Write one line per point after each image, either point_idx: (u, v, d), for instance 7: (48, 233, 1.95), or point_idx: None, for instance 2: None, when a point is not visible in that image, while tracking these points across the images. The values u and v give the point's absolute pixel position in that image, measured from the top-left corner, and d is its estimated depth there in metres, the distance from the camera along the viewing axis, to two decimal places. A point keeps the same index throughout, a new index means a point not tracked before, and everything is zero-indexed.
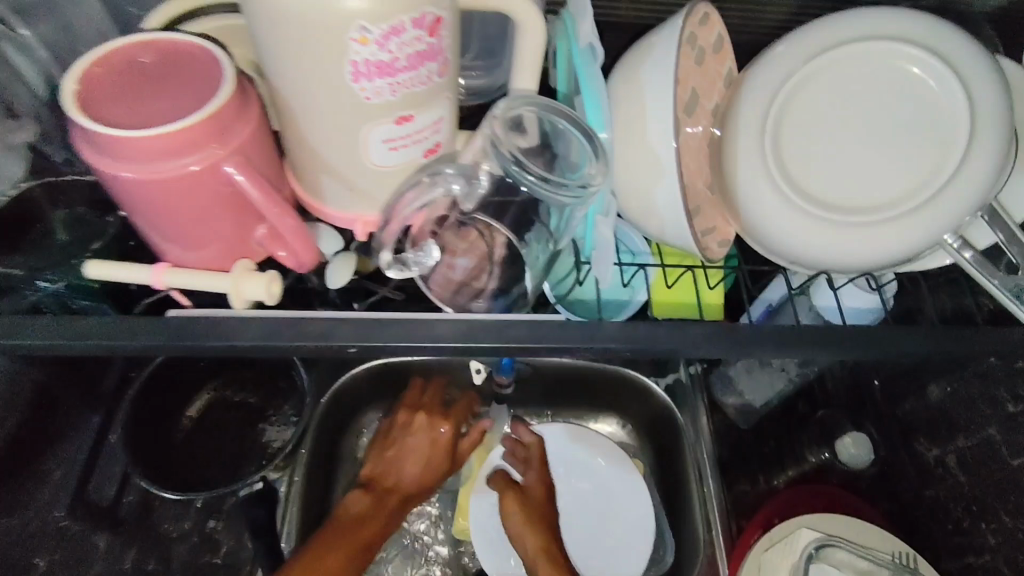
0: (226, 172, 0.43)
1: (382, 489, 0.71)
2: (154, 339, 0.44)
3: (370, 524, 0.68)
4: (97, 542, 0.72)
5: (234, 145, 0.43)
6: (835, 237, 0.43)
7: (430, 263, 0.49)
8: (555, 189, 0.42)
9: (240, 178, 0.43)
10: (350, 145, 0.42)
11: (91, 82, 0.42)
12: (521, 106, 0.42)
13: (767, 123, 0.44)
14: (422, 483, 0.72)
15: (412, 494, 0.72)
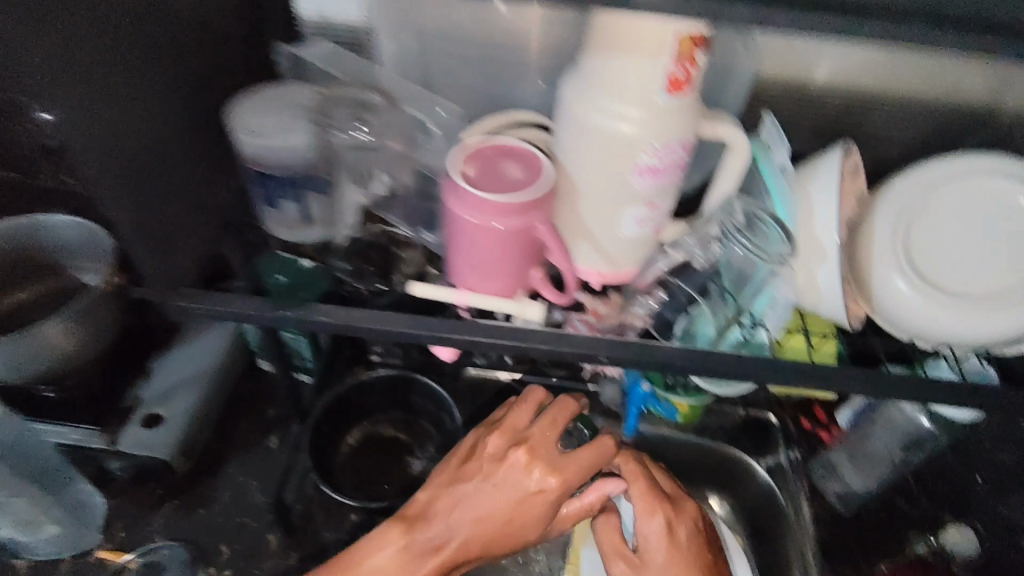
0: (539, 230, 0.51)
1: (422, 546, 0.68)
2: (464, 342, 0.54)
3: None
4: (270, 539, 0.90)
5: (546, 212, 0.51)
6: (957, 318, 0.56)
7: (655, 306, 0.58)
8: (765, 254, 0.53)
9: (548, 236, 0.51)
10: (617, 219, 0.53)
11: (459, 159, 0.51)
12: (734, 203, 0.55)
13: (899, 229, 0.57)
14: (473, 537, 0.68)
15: (456, 550, 0.68)
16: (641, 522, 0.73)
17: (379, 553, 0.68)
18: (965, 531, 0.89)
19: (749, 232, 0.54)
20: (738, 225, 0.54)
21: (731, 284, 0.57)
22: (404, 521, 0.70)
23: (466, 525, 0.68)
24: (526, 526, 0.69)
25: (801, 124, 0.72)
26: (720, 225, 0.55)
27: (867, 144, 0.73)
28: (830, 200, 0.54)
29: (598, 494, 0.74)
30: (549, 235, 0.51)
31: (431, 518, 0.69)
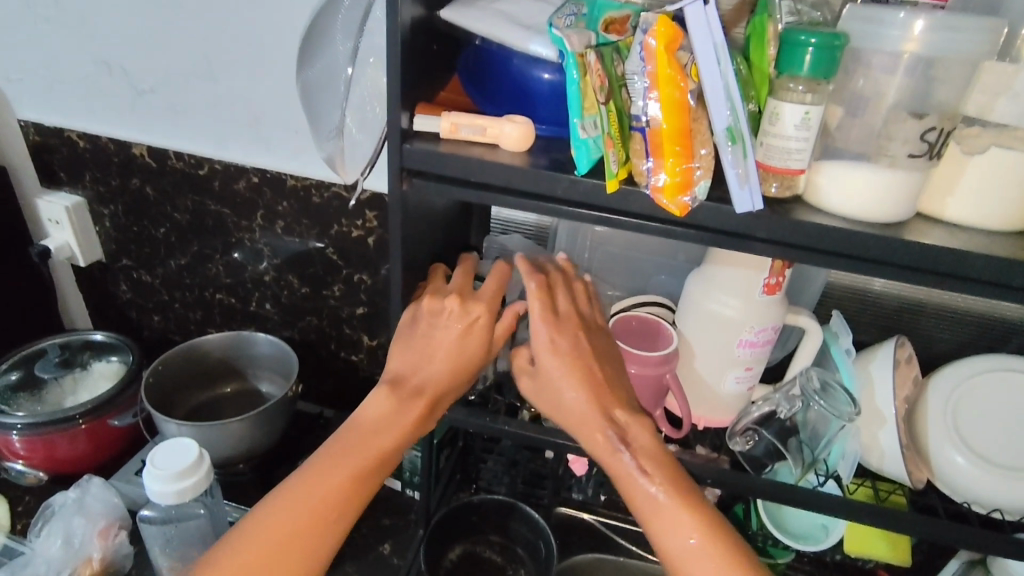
0: (664, 376, 0.72)
1: (409, 393, 0.70)
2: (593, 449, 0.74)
3: (387, 427, 0.70)
4: None
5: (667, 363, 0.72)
6: (1003, 486, 0.68)
7: (748, 444, 0.74)
8: (836, 409, 0.70)
9: (670, 382, 0.72)
10: (719, 378, 0.72)
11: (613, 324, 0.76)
12: (812, 372, 0.73)
13: (947, 409, 0.73)
14: (448, 382, 0.70)
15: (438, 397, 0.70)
16: (546, 361, 0.67)
17: (376, 416, 0.70)
18: None
19: (824, 395, 0.72)
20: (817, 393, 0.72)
21: (807, 438, 0.74)
22: (395, 389, 0.71)
23: (440, 370, 0.70)
24: (471, 356, 0.70)
25: (864, 321, 0.90)
26: (802, 387, 0.73)
27: (919, 342, 0.90)
28: (887, 379, 0.71)
29: (512, 314, 0.72)
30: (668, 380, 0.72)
31: (409, 373, 0.71)
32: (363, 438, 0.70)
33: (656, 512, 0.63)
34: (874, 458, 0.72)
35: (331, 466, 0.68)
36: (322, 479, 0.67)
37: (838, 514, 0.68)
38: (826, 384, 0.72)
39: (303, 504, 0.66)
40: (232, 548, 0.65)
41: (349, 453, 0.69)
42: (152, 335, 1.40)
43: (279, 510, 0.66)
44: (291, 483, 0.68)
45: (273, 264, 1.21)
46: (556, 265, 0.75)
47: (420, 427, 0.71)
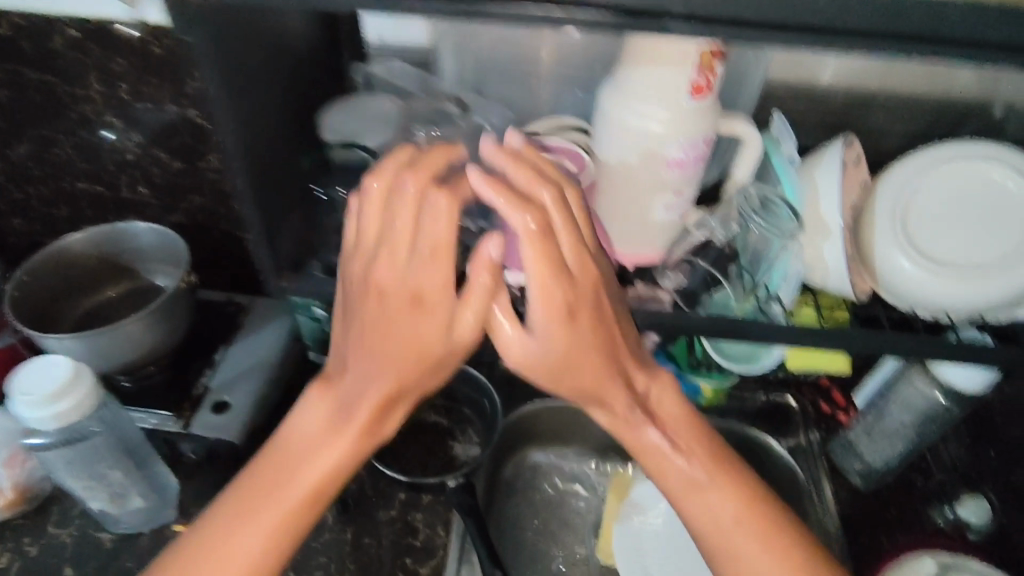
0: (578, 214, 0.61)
1: (336, 394, 0.62)
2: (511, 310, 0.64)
3: (331, 433, 0.61)
4: (326, 516, 0.99)
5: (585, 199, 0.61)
6: (954, 287, 0.63)
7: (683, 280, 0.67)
8: (775, 229, 0.64)
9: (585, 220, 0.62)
10: (643, 206, 0.62)
11: None
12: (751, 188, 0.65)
13: (896, 213, 0.65)
14: (415, 380, 0.61)
15: (397, 395, 0.61)
16: (560, 332, 0.59)
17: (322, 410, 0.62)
18: (980, 502, 0.94)
19: (764, 213, 0.64)
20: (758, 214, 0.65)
21: (748, 262, 0.67)
22: (331, 388, 0.62)
23: (405, 357, 0.59)
24: (430, 342, 0.59)
25: (808, 119, 0.80)
26: (739, 208, 0.65)
27: (868, 137, 0.81)
28: (833, 185, 0.62)
29: (485, 265, 0.58)
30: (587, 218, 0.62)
31: (342, 372, 0.62)
32: (314, 417, 0.62)
33: (657, 455, 0.65)
34: (820, 275, 0.65)
35: (261, 491, 0.60)
36: (256, 511, 0.59)
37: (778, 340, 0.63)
38: (767, 202, 0.65)
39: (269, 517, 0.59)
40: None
41: (281, 475, 0.60)
42: (20, 244, 1.21)
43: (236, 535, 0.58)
44: (218, 521, 0.59)
45: (131, 140, 1.02)
46: (523, 154, 0.58)
47: (376, 431, 0.62)
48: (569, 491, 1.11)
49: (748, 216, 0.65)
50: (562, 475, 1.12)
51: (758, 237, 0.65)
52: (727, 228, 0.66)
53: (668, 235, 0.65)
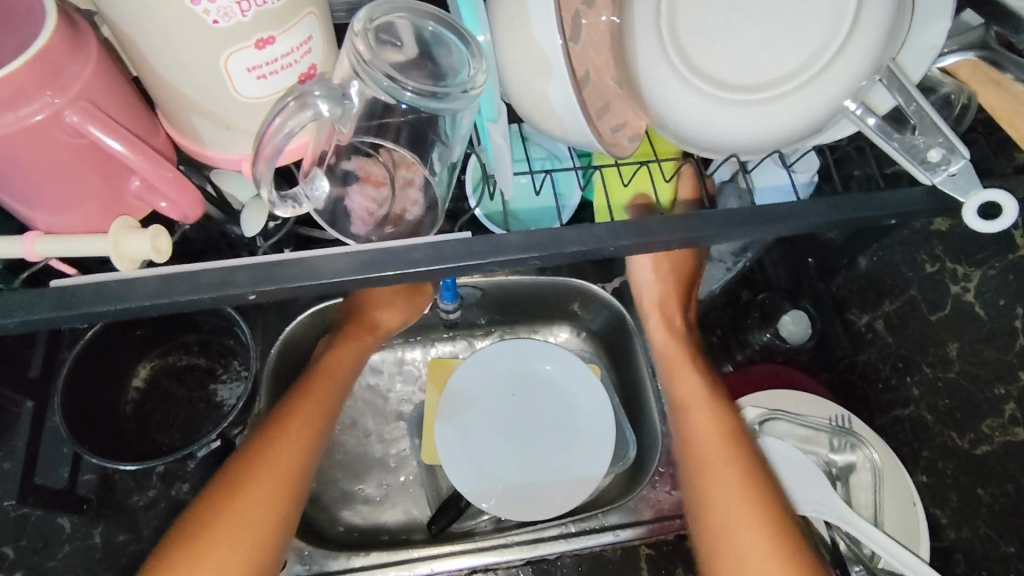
0: (73, 127, 0.33)
1: (311, 403, 0.67)
2: (31, 313, 0.33)
3: (284, 454, 0.62)
4: (63, 523, 0.76)
5: (77, 88, 0.32)
6: (738, 120, 0.43)
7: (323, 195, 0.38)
8: (437, 97, 0.33)
9: (93, 130, 0.33)
10: (205, 72, 0.32)
11: None
12: (386, 14, 0.33)
13: (662, 8, 0.42)
14: (325, 393, 0.69)
15: (331, 403, 0.69)
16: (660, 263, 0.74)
17: (342, 361, 0.73)
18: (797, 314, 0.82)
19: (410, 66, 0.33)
20: (396, 60, 0.34)
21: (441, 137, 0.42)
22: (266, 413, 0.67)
23: (329, 382, 0.70)
24: (339, 374, 0.72)
25: None
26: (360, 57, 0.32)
27: None
28: None
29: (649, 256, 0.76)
30: (95, 124, 0.33)
31: (309, 393, 0.68)
32: (311, 415, 0.66)
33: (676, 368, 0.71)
34: (554, 130, 0.41)
35: (215, 493, 0.59)
36: (205, 512, 0.58)
37: (523, 256, 0.37)
38: (393, 32, 0.34)
39: (289, 468, 0.62)
40: (215, 516, 0.58)
41: (239, 473, 0.60)
42: None
43: (267, 465, 0.61)
44: (202, 505, 0.59)
45: None
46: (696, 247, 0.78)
47: (289, 465, 0.62)
48: (379, 393, 0.97)
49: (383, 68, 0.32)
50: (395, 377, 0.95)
51: (416, 100, 0.33)
52: (347, 109, 0.34)
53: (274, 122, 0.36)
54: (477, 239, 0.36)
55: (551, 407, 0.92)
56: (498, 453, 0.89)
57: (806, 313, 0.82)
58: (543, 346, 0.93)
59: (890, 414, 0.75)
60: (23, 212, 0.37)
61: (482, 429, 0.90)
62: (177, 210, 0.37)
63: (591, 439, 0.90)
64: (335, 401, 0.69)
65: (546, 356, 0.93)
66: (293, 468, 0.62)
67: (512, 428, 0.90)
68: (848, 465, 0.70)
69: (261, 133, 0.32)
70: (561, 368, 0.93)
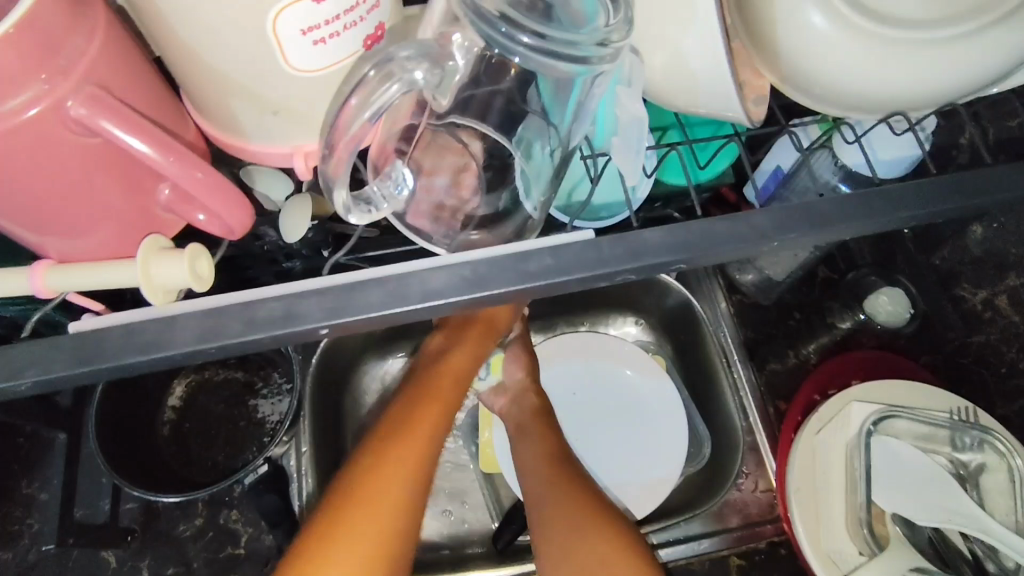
0: (78, 117, 0.26)
1: (431, 405, 0.54)
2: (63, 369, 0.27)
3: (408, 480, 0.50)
4: (107, 559, 0.70)
5: (85, 70, 0.26)
6: (918, 65, 0.33)
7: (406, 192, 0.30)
8: (562, 50, 0.26)
9: (104, 122, 0.26)
10: (257, 46, 0.25)
11: None
12: None
13: None
14: (447, 393, 0.56)
15: (454, 405, 0.56)
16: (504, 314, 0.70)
17: (461, 359, 0.59)
18: (893, 294, 0.74)
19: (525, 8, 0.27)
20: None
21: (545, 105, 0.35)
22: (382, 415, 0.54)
23: (449, 378, 0.57)
24: (463, 370, 0.58)
25: None
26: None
27: None
28: None
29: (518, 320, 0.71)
30: (106, 115, 0.26)
31: (429, 395, 0.55)
32: (433, 425, 0.53)
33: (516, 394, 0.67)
34: None
35: (329, 524, 0.49)
36: (321, 551, 0.48)
37: (659, 260, 0.29)
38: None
39: (412, 497, 0.50)
40: (329, 554, 0.48)
41: (356, 501, 0.49)
42: None
43: (391, 491, 0.49)
44: (313, 539, 0.49)
45: None
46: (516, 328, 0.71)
47: (413, 494, 0.50)
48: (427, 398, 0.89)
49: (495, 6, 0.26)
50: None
51: (535, 47, 0.26)
52: (447, 73, 0.27)
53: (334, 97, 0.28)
54: (608, 241, 0.28)
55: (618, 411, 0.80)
56: (594, 452, 0.79)
57: (904, 292, 0.74)
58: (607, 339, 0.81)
59: (1017, 403, 0.66)
60: (29, 240, 0.31)
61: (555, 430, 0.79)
62: (221, 224, 0.30)
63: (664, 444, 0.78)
64: (457, 402, 0.56)
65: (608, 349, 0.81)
66: (414, 497, 0.50)
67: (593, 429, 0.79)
68: (979, 466, 0.61)
69: (333, 120, 0.26)
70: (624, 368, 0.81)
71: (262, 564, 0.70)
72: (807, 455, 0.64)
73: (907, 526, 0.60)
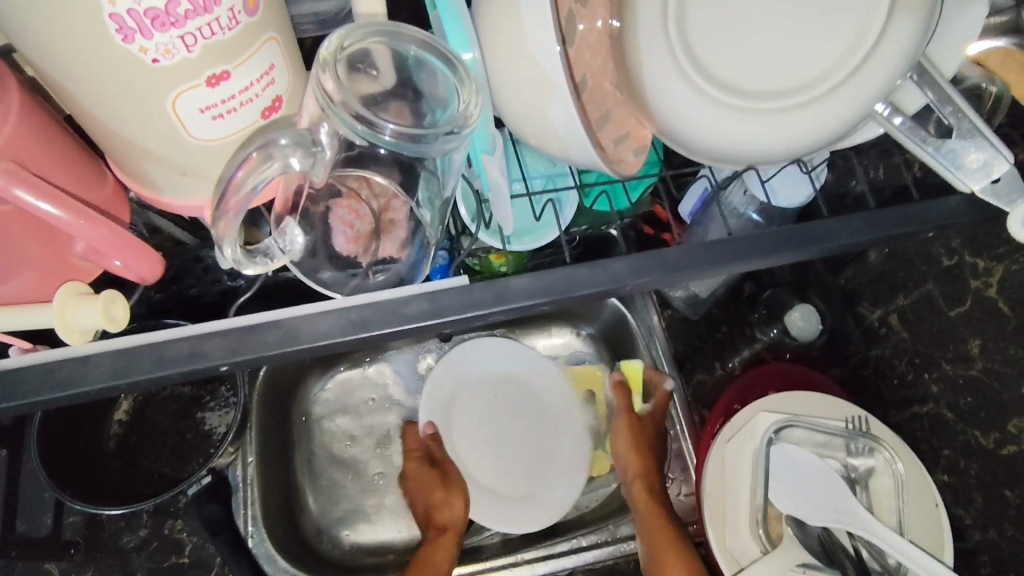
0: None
1: None
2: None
3: None
4: (50, 570, 0.72)
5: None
6: (762, 130, 0.38)
7: (297, 246, 0.34)
8: (422, 141, 0.30)
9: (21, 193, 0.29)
10: (159, 123, 0.28)
11: None
12: (358, 38, 0.29)
13: (669, 5, 0.37)
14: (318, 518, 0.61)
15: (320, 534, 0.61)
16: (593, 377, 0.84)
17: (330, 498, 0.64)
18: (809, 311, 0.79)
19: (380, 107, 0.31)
20: (370, 91, 0.31)
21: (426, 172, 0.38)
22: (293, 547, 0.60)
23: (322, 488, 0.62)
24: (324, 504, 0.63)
25: None
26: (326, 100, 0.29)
27: None
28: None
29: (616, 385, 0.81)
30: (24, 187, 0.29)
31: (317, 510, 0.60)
32: None
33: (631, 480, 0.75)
34: (557, 152, 0.37)
35: None
36: None
37: (523, 302, 0.34)
38: (367, 60, 0.31)
39: None
40: None
41: None
42: None
43: None
44: None
45: None
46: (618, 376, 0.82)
47: None
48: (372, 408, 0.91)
49: (350, 106, 0.29)
50: (368, 389, 0.88)
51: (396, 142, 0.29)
52: (321, 156, 0.30)
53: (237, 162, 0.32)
54: (479, 287, 0.33)
55: (523, 409, 0.83)
56: (470, 454, 0.81)
57: (814, 309, 0.79)
58: (515, 345, 0.84)
59: (907, 411, 0.73)
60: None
61: (469, 432, 0.82)
62: (132, 271, 0.33)
63: (578, 444, 0.82)
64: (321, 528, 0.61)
65: (516, 353, 0.84)
66: None
67: (506, 430, 0.82)
68: (867, 470, 0.67)
69: (224, 186, 0.30)
70: (531, 370, 0.84)
71: (208, 571, 0.73)
72: (717, 463, 0.70)
73: (798, 525, 0.65)
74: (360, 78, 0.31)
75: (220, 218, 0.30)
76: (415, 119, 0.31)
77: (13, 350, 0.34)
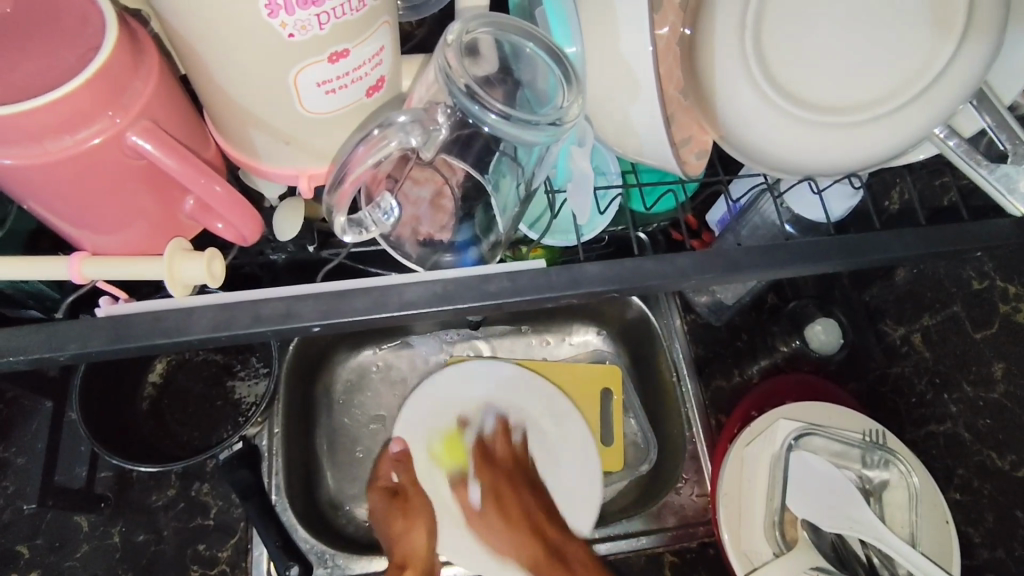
0: (134, 146, 0.32)
1: None
2: (103, 345, 0.33)
3: None
4: (80, 522, 0.74)
5: (140, 106, 0.32)
6: (828, 143, 0.40)
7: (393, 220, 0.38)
8: (523, 127, 0.32)
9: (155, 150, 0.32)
10: (281, 93, 0.31)
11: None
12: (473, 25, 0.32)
13: (747, 19, 0.39)
14: None
15: None
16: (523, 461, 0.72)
17: None
18: (829, 324, 0.80)
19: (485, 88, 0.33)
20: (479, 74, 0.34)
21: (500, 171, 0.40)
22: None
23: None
24: None
25: None
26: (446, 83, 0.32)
27: None
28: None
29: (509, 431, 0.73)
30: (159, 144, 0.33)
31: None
32: None
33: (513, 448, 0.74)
34: (631, 148, 0.40)
35: None
36: None
37: (592, 288, 0.36)
38: (477, 48, 0.34)
39: None
40: None
41: None
42: None
43: None
44: None
45: None
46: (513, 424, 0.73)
47: None
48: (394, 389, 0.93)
49: (465, 86, 0.32)
50: (392, 371, 0.89)
51: (500, 124, 0.32)
52: (433, 134, 0.34)
53: (348, 135, 0.35)
54: (554, 272, 0.36)
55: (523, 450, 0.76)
56: (454, 502, 0.74)
57: (837, 323, 0.81)
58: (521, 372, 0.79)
59: (924, 429, 0.74)
60: (69, 233, 0.37)
61: (435, 470, 0.75)
62: (235, 231, 0.36)
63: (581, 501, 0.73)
64: None
65: (506, 387, 0.78)
66: None
67: None
68: (882, 482, 0.69)
69: (345, 161, 0.33)
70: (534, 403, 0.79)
71: (231, 536, 0.75)
72: (737, 464, 0.72)
73: (814, 531, 0.66)
74: (472, 60, 0.33)
75: (339, 186, 0.34)
76: (516, 104, 0.34)
77: (108, 300, 0.37)
